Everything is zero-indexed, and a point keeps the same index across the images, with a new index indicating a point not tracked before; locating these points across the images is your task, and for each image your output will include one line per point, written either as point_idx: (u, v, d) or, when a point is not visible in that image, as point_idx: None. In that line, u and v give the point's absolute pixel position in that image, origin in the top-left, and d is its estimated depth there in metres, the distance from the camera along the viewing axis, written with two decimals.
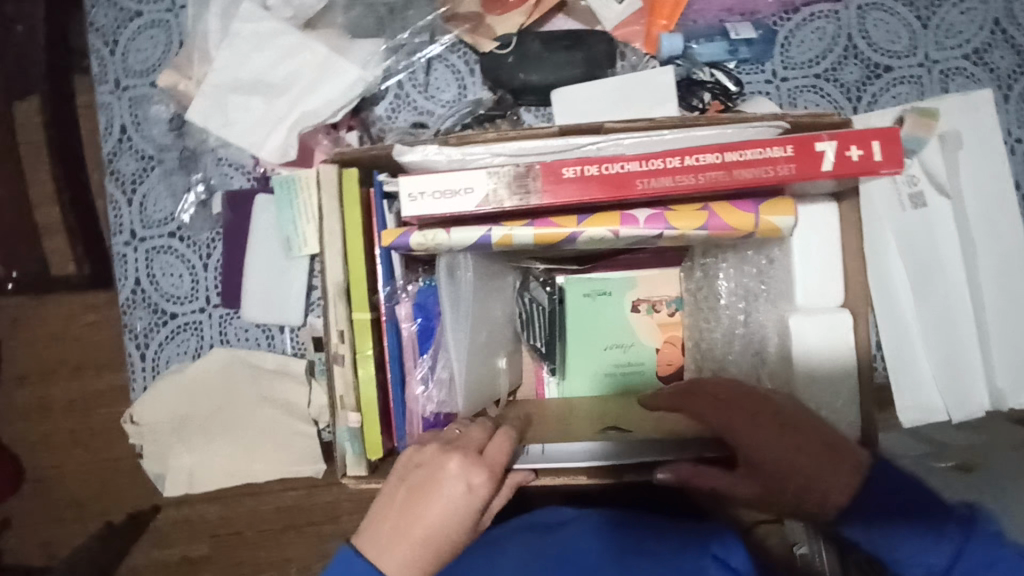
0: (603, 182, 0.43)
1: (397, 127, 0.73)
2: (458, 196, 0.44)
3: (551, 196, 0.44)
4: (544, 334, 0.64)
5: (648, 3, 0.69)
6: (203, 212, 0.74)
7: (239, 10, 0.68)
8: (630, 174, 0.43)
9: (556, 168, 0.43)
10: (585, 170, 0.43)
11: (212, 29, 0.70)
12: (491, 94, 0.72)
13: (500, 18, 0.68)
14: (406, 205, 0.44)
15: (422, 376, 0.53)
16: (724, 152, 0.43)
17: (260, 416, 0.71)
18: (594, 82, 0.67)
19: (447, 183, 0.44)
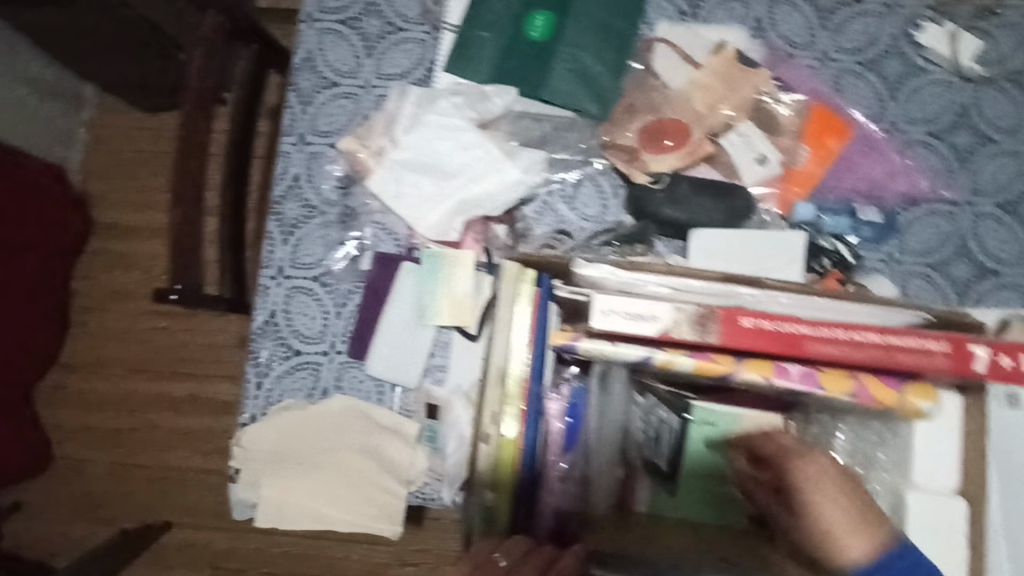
0: (773, 337, 0.48)
1: (540, 229, 0.80)
2: (642, 321, 0.49)
3: (725, 339, 0.49)
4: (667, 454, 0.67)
5: (786, 172, 0.78)
6: (350, 266, 0.80)
7: (436, 106, 0.80)
8: (800, 335, 0.48)
9: (735, 316, 0.49)
10: (760, 324, 0.49)
11: (405, 116, 0.81)
12: (632, 220, 0.78)
13: (656, 157, 0.77)
14: (596, 316, 0.49)
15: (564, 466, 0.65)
16: (887, 335, 0.48)
17: (359, 465, 0.73)
18: (732, 231, 0.74)
19: (634, 307, 0.50)
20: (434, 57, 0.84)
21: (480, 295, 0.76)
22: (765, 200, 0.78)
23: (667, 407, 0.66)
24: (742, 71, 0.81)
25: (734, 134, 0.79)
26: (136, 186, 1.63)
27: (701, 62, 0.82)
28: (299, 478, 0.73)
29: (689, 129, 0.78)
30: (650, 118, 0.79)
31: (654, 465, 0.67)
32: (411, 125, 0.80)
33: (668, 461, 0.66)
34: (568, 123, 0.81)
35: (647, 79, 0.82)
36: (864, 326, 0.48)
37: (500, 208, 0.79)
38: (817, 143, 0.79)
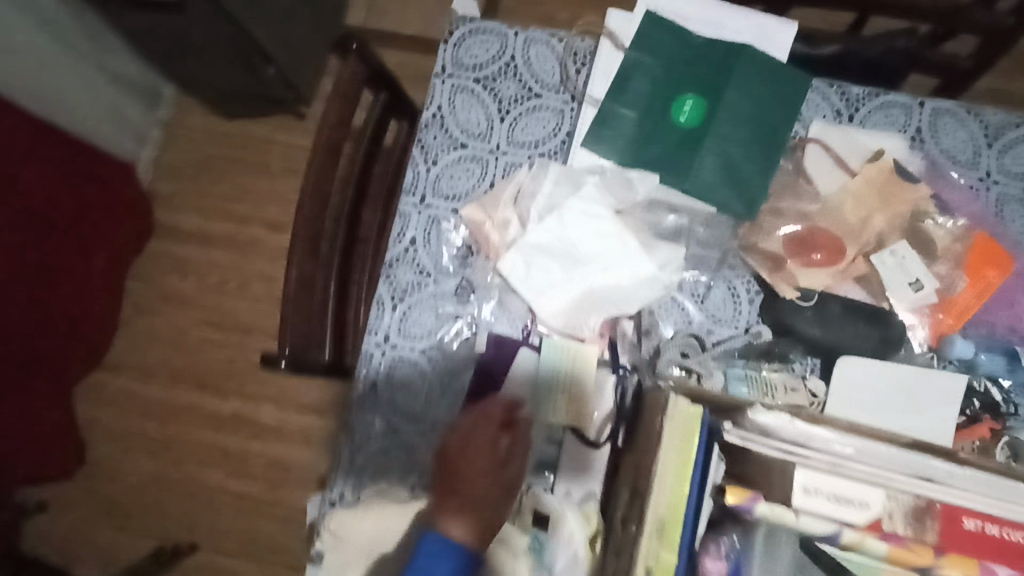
0: (983, 539, 0.48)
1: (669, 328, 0.75)
2: (854, 508, 0.49)
3: (944, 540, 0.48)
4: None
5: (942, 301, 0.72)
6: (463, 343, 0.75)
7: (580, 189, 0.76)
8: None
9: (955, 515, 0.49)
10: (984, 528, 0.48)
11: (541, 194, 0.76)
12: (771, 334, 0.72)
13: (805, 270, 0.72)
14: (799, 495, 0.49)
15: None
16: None
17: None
18: (885, 363, 0.69)
19: (845, 491, 0.49)
20: (571, 130, 0.80)
21: (602, 395, 0.72)
22: (918, 330, 0.72)
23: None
24: (902, 185, 0.75)
25: (887, 253, 0.73)
26: (201, 192, 1.60)
27: (856, 169, 0.77)
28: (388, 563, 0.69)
29: (841, 245, 0.73)
30: (798, 226, 0.74)
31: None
32: (546, 205, 0.76)
33: None
34: (708, 218, 0.76)
35: (797, 181, 0.76)
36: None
37: (629, 303, 0.74)
38: (974, 273, 0.73)
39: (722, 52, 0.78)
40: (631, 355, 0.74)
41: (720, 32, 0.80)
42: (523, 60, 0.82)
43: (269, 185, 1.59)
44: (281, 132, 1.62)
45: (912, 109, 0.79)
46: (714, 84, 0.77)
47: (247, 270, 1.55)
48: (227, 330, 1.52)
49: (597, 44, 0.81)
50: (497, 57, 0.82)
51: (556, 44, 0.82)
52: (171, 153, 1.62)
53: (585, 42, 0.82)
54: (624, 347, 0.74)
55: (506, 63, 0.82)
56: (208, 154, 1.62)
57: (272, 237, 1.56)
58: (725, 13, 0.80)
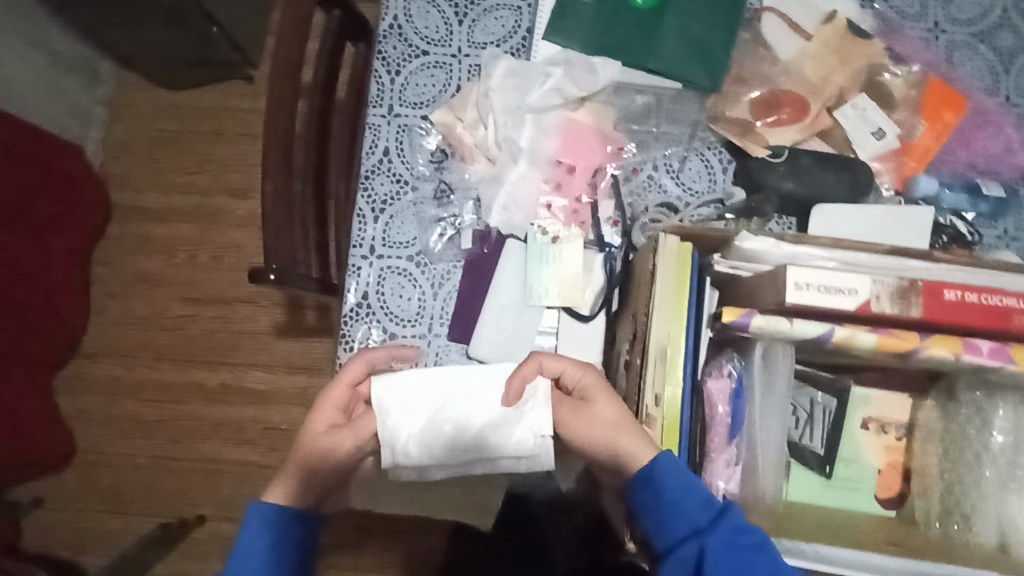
0: (979, 313, 0.49)
1: (643, 203, 0.75)
2: (844, 295, 0.48)
3: (928, 313, 0.49)
4: (828, 439, 0.65)
5: (903, 144, 0.75)
6: (450, 245, 0.75)
7: (559, 86, 0.76)
8: (1007, 308, 0.49)
9: (940, 289, 0.48)
10: (965, 296, 0.49)
11: (515, 92, 0.76)
12: (744, 193, 0.74)
13: (776, 131, 0.75)
14: (794, 291, 0.48)
15: (727, 461, 0.53)
16: None
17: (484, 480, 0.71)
18: (857, 206, 0.71)
19: (835, 282, 0.48)
20: (531, 25, 0.79)
21: (591, 275, 0.73)
22: (882, 174, 0.75)
23: (823, 389, 0.66)
24: (856, 42, 0.77)
25: (848, 107, 0.76)
26: (158, 167, 1.55)
27: (811, 32, 0.78)
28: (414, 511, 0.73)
29: (807, 102, 0.76)
30: (759, 91, 0.77)
31: (807, 448, 0.66)
32: (519, 103, 0.76)
33: (826, 445, 0.65)
34: (675, 96, 0.78)
35: (758, 49, 0.78)
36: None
37: (608, 188, 0.75)
38: (931, 116, 0.76)
39: None
40: (613, 229, 0.74)
41: None
42: None
43: (227, 154, 1.55)
44: (231, 98, 1.57)
45: None
46: None
47: (217, 241, 1.52)
48: (205, 304, 1.49)
49: None
50: None
51: None
52: (122, 132, 1.57)
53: None
54: (608, 227, 0.74)
55: None
56: (160, 129, 1.57)
57: (238, 204, 1.53)
58: None
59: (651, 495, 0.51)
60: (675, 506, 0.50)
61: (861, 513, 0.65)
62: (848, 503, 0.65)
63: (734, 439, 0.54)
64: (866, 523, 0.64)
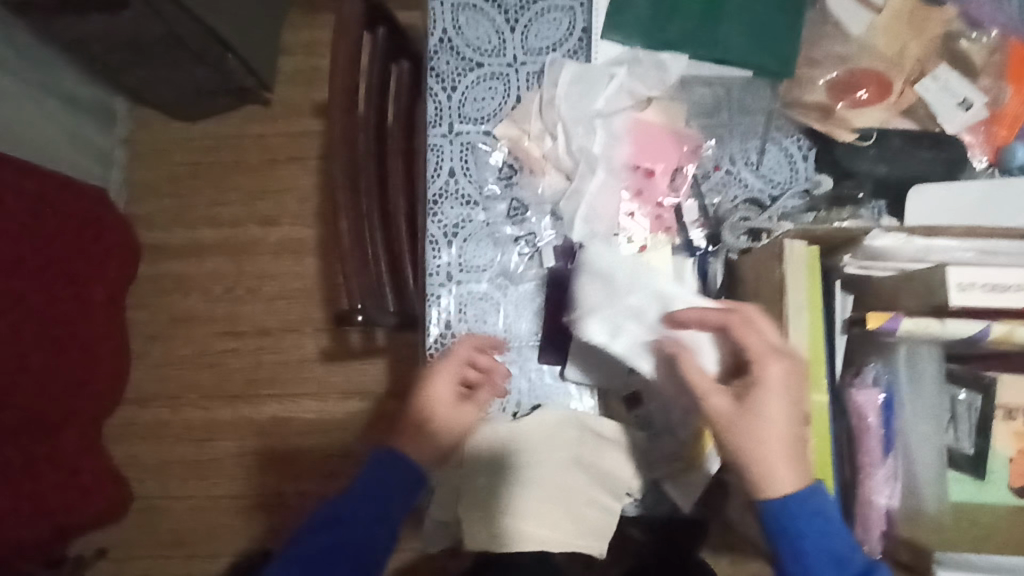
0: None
1: (728, 202, 0.72)
2: (1010, 291, 0.46)
3: None
4: (972, 436, 0.62)
5: (991, 113, 0.72)
6: (530, 264, 0.72)
7: (628, 85, 0.73)
8: None
9: None
10: None
11: (582, 96, 0.72)
12: (831, 181, 0.71)
13: (856, 113, 0.72)
14: (956, 293, 0.45)
15: (882, 475, 0.52)
16: None
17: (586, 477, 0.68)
18: (955, 185, 0.68)
19: (998, 278, 0.46)
20: (587, 24, 0.76)
21: (683, 281, 0.70)
22: (972, 147, 0.71)
23: (965, 386, 0.62)
24: (928, 11, 0.74)
25: (929, 78, 0.72)
26: (183, 201, 1.53)
27: (880, 4, 0.75)
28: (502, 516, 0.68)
29: (887, 79, 0.72)
30: (835, 72, 0.73)
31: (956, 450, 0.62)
32: (587, 107, 0.72)
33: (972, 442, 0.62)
34: (745, 84, 0.74)
35: (826, 27, 0.75)
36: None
37: (688, 189, 0.72)
38: (1017, 80, 0.73)
39: None
40: (701, 232, 0.71)
41: None
42: None
43: (251, 182, 1.52)
44: (249, 125, 1.54)
45: None
46: None
47: (251, 271, 1.49)
48: (246, 336, 1.47)
49: None
50: None
51: None
52: (143, 170, 1.54)
53: None
54: (695, 229, 0.71)
55: None
56: (180, 163, 1.54)
57: (267, 232, 1.50)
58: None
59: (790, 543, 0.49)
60: (811, 556, 0.49)
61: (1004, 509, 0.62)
62: (988, 497, 0.61)
63: (887, 456, 0.53)
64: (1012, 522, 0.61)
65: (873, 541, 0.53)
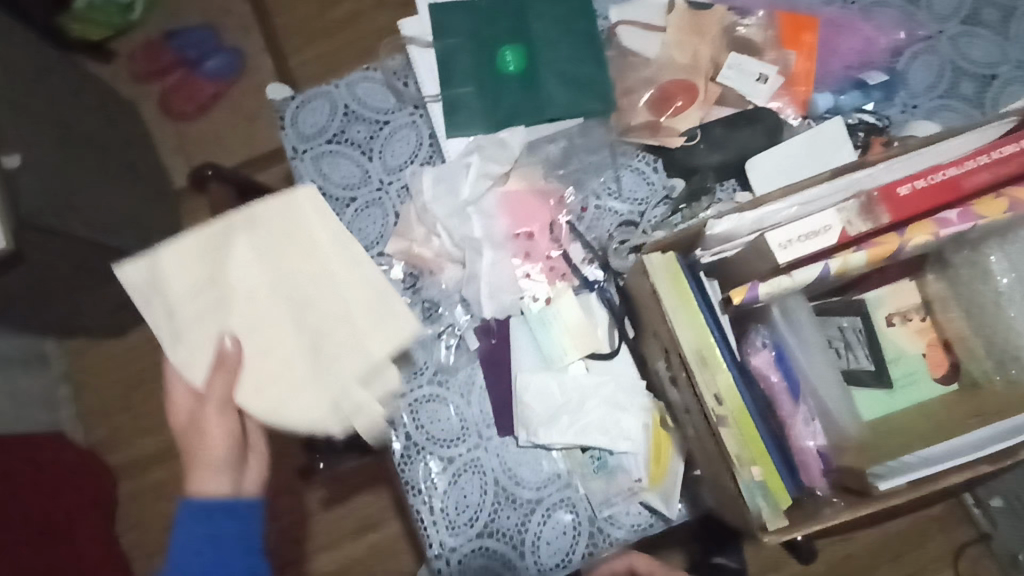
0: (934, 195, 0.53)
1: (605, 232, 0.80)
2: (820, 235, 0.52)
3: (896, 212, 0.52)
4: (871, 354, 0.70)
5: (787, 78, 0.82)
6: (460, 352, 0.77)
7: (484, 167, 0.81)
8: (956, 177, 0.52)
9: (894, 190, 0.53)
10: (918, 184, 0.53)
11: (446, 192, 0.80)
12: (683, 181, 0.80)
13: (678, 119, 0.81)
14: (780, 253, 0.52)
15: (806, 421, 0.60)
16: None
17: (209, 292, 0.62)
18: (779, 147, 0.77)
19: (807, 227, 0.53)
20: (431, 130, 0.85)
21: (595, 316, 0.75)
22: (784, 109, 0.81)
23: (843, 314, 0.71)
24: (702, 14, 0.86)
25: (727, 69, 0.83)
26: (141, 410, 1.54)
27: (663, 24, 0.86)
28: (384, 320, 0.62)
29: (691, 82, 0.82)
30: (652, 88, 0.83)
31: (859, 371, 0.70)
32: (456, 199, 0.80)
33: (873, 358, 0.70)
34: (581, 129, 0.83)
35: (629, 58, 0.85)
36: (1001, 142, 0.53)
37: (569, 235, 0.79)
38: (795, 44, 0.84)
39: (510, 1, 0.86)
40: (593, 266, 0.78)
41: None
42: (355, 103, 0.86)
43: None
44: None
45: None
46: (519, 30, 0.86)
47: None
48: None
49: (410, 55, 0.86)
50: (333, 114, 0.86)
51: (376, 74, 0.87)
52: (93, 398, 1.55)
53: (396, 60, 0.87)
54: (586, 266, 0.78)
55: (343, 112, 0.86)
56: (126, 377, 1.55)
57: None
58: None
59: None
60: None
61: (930, 400, 0.69)
62: (916, 398, 0.70)
63: (800, 399, 0.60)
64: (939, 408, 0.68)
65: (816, 480, 0.59)
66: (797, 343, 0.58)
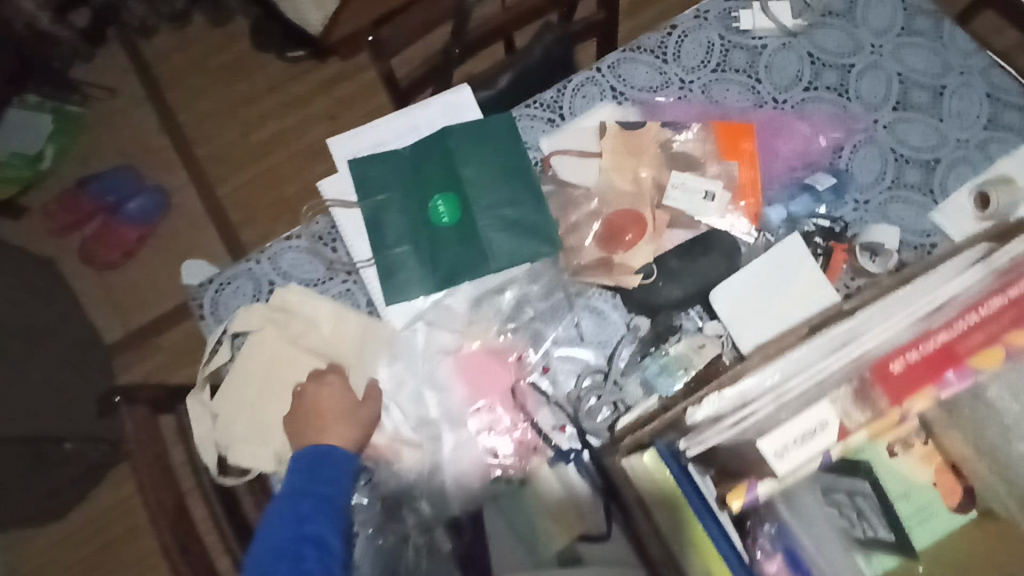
0: (931, 359, 0.52)
1: (572, 387, 0.73)
2: (814, 435, 0.54)
3: (892, 394, 0.53)
4: (882, 520, 0.64)
5: (733, 190, 0.79)
6: (432, 554, 0.68)
7: (432, 334, 0.75)
8: (946, 344, 0.52)
9: (885, 370, 0.52)
10: (908, 360, 0.52)
11: (395, 370, 0.73)
12: (648, 318, 0.74)
13: (630, 253, 0.76)
14: (777, 459, 0.54)
15: None
16: (1007, 291, 0.52)
17: (259, 319, 0.75)
18: (738, 275, 0.74)
19: (799, 429, 0.54)
20: (369, 297, 0.77)
21: (576, 490, 0.68)
22: (738, 224, 0.77)
23: (844, 481, 0.65)
24: (637, 134, 0.81)
25: (671, 189, 0.79)
26: None
27: (598, 149, 0.82)
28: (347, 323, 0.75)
29: (637, 212, 0.78)
30: (598, 221, 0.78)
31: (877, 540, 0.64)
32: (407, 378, 0.73)
33: (887, 525, 0.64)
34: (529, 272, 0.77)
35: (569, 190, 0.80)
36: (985, 295, 0.52)
37: (536, 400, 0.72)
38: (736, 152, 0.81)
39: (435, 144, 0.80)
40: (566, 432, 0.71)
41: (418, 131, 0.82)
42: (281, 277, 0.78)
43: (152, 543, 1.36)
44: (127, 484, 1.43)
45: (597, 77, 0.85)
46: (449, 175, 0.79)
47: None
48: None
49: (333, 217, 0.79)
50: (258, 294, 0.78)
51: (299, 241, 0.79)
52: None
53: (320, 222, 0.79)
54: (559, 434, 0.70)
55: (269, 291, 0.78)
56: (76, 565, 1.39)
57: None
58: (409, 115, 0.82)
59: None
60: None
61: (949, 537, 0.64)
62: (936, 541, 0.64)
63: None
64: (964, 555, 0.62)
65: None
66: (804, 537, 0.58)
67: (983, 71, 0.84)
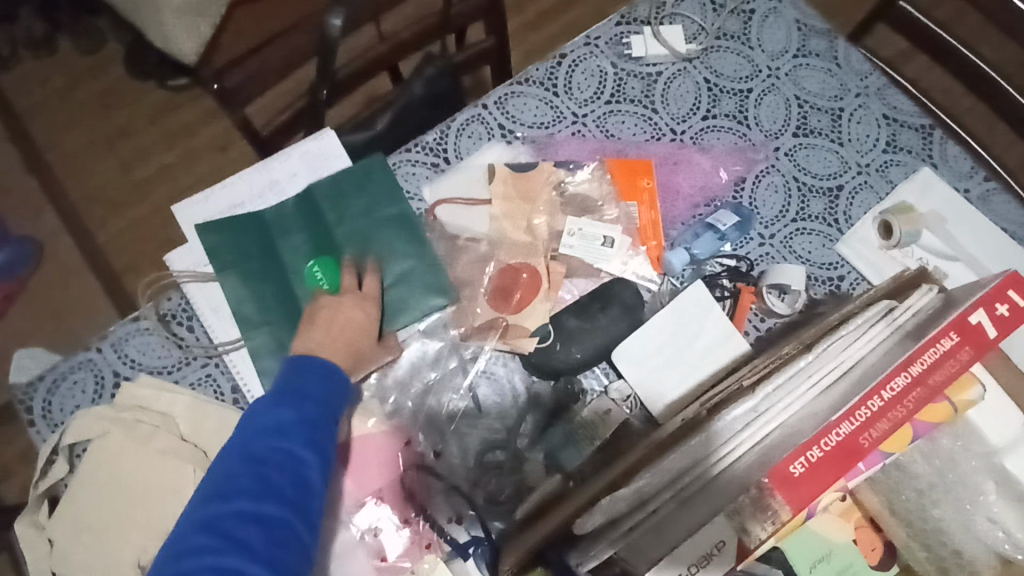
0: (835, 455, 0.45)
1: (469, 467, 0.66)
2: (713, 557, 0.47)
3: (797, 503, 0.44)
4: None
5: (633, 234, 0.73)
6: None
7: None
8: (850, 436, 0.45)
9: (785, 472, 0.44)
10: (810, 457, 0.44)
11: None
12: (549, 383, 0.68)
13: (525, 312, 0.69)
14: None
15: None
16: (909, 369, 0.47)
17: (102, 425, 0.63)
18: (642, 330, 0.68)
19: (698, 548, 0.46)
20: (233, 382, 0.67)
21: None
22: (639, 272, 0.72)
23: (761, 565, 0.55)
24: (528, 176, 0.75)
25: (568, 236, 0.72)
26: None
27: (487, 195, 0.74)
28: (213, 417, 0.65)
29: (531, 266, 0.71)
30: (490, 277, 0.71)
31: None
32: None
33: None
34: (416, 340, 0.69)
35: (457, 243, 0.73)
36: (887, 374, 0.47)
37: (428, 488, 0.65)
38: (634, 192, 0.75)
39: (303, 202, 0.71)
40: (461, 525, 0.64)
41: (283, 187, 0.73)
42: (128, 366, 0.67)
43: None
44: None
45: (483, 115, 0.78)
46: (320, 238, 0.70)
47: None
48: None
49: (186, 294, 0.69)
50: (101, 388, 0.67)
51: (148, 323, 0.68)
52: None
53: (173, 299, 0.69)
54: (455, 525, 0.64)
55: (114, 383, 0.67)
56: None
57: None
58: (272, 169, 0.73)
59: None
60: None
61: None
62: None
63: None
64: None
65: None
66: None
67: (878, 92, 0.81)
